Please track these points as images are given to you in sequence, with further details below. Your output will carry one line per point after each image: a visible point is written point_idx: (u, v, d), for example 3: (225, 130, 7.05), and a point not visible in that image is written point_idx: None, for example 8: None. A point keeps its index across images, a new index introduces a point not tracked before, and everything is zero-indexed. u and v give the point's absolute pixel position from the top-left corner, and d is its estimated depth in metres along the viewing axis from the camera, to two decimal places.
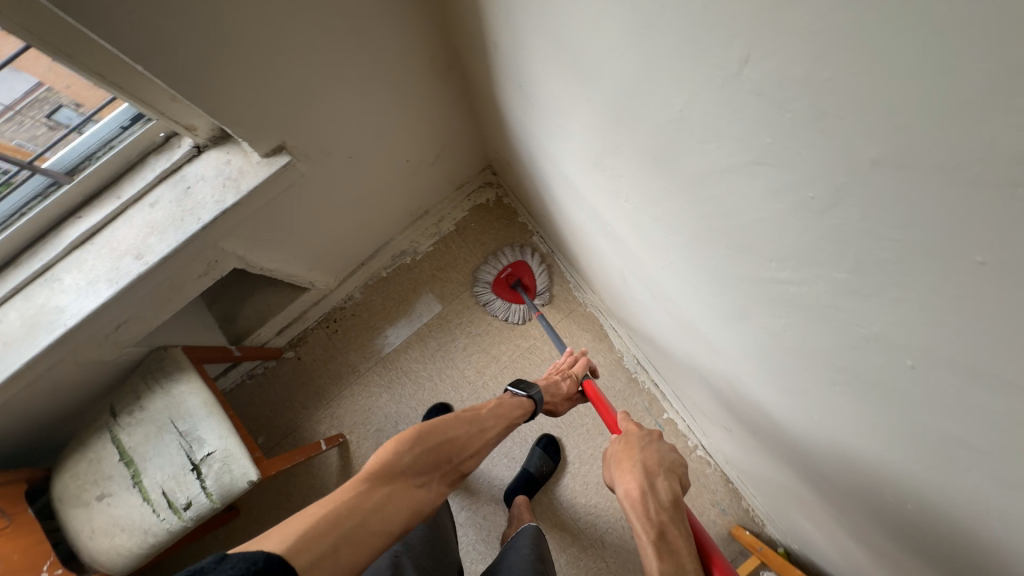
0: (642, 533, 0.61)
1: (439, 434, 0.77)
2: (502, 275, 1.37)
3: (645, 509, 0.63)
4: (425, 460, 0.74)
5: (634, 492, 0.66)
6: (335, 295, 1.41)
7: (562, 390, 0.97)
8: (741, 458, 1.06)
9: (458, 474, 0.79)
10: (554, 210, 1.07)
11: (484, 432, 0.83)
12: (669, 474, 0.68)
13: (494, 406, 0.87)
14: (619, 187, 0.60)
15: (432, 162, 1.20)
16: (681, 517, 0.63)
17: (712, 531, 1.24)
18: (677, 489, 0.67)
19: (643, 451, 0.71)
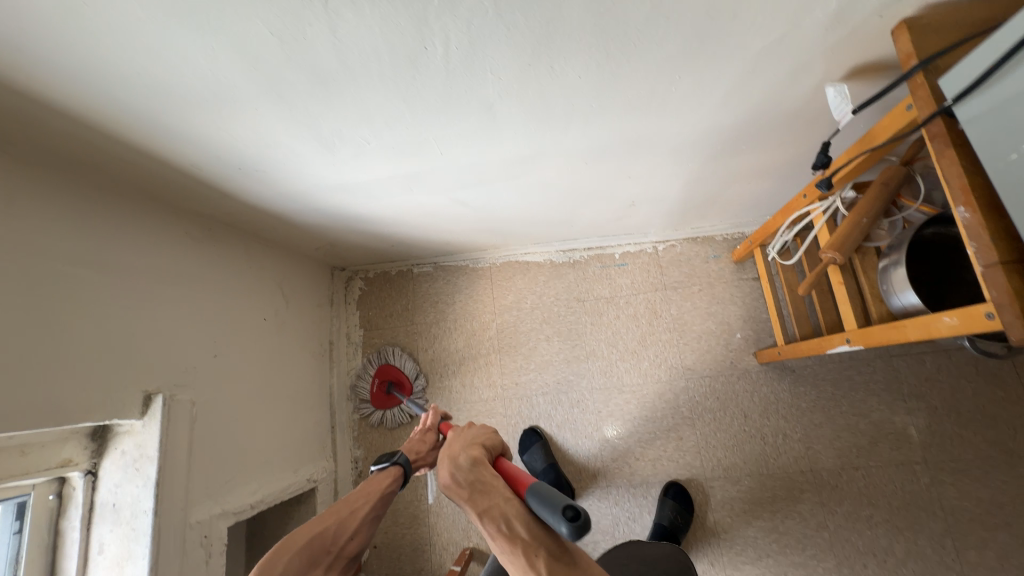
0: (461, 501, 0.62)
1: (305, 533, 0.65)
2: (374, 389, 1.39)
3: (460, 476, 0.64)
4: (297, 567, 0.62)
5: (448, 482, 0.64)
6: (344, 467, 1.37)
7: (423, 447, 0.90)
8: (666, 213, 1.19)
9: (344, 561, 0.69)
10: (388, 229, 1.16)
11: (353, 509, 0.72)
12: (468, 446, 0.71)
13: (363, 483, 0.77)
14: (352, 137, 0.70)
15: (286, 302, 1.23)
16: (486, 468, 0.65)
17: (729, 274, 1.33)
18: (483, 451, 0.70)
19: (454, 441, 0.73)
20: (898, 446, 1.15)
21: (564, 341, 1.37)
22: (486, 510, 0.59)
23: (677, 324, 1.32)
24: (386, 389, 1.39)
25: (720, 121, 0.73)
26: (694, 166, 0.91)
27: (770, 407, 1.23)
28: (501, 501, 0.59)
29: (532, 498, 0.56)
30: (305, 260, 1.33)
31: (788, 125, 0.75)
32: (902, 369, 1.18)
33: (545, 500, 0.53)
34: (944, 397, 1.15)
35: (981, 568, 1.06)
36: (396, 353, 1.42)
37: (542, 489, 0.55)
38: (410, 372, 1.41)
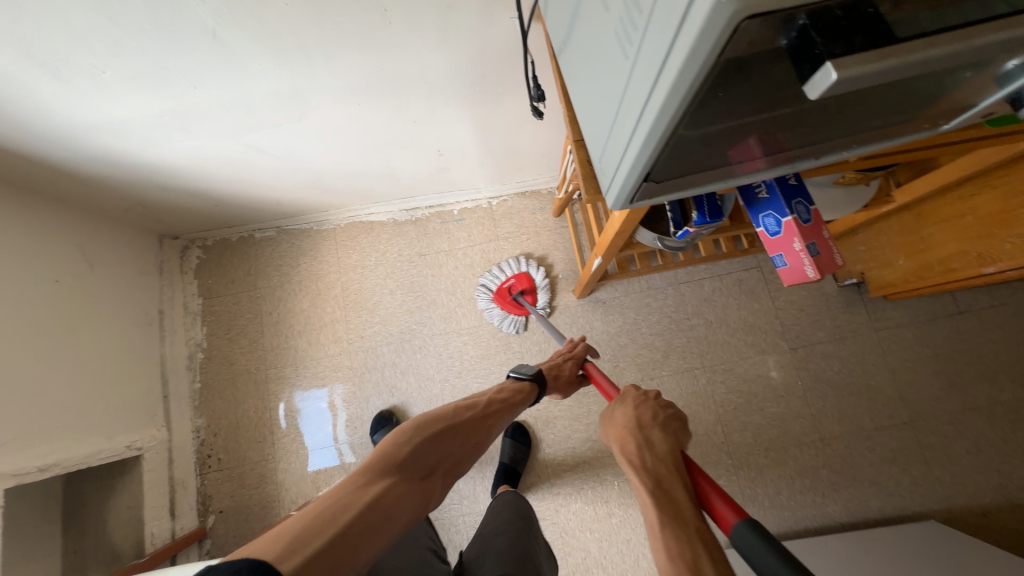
0: (639, 483, 0.63)
1: (439, 423, 0.81)
2: (504, 284, 1.39)
3: (644, 464, 0.66)
4: (424, 451, 0.76)
5: (633, 461, 0.67)
6: (182, 435, 1.34)
7: (566, 368, 1.03)
8: (481, 165, 1.30)
9: (460, 464, 0.81)
10: (199, 183, 1.14)
11: (484, 420, 0.87)
12: (661, 426, 0.73)
13: (497, 393, 0.93)
14: (82, 65, 0.71)
15: (92, 267, 1.17)
16: (679, 468, 0.65)
17: (553, 223, 1.49)
18: (671, 449, 0.68)
19: (636, 409, 0.76)
20: (684, 356, 1.37)
21: (407, 294, 1.45)
22: (667, 514, 0.58)
23: (509, 269, 1.45)
24: (513, 296, 1.38)
25: (454, 56, 0.83)
26: (471, 110, 1.02)
27: (586, 335, 1.39)
28: (690, 523, 0.57)
29: (745, 538, 0.51)
30: (117, 223, 1.26)
31: (516, 65, 0.87)
32: (687, 294, 1.41)
33: (762, 547, 0.49)
34: (717, 313, 1.39)
35: (742, 446, 1.30)
36: (536, 266, 1.41)
37: (771, 546, 0.49)
38: (540, 280, 1.39)
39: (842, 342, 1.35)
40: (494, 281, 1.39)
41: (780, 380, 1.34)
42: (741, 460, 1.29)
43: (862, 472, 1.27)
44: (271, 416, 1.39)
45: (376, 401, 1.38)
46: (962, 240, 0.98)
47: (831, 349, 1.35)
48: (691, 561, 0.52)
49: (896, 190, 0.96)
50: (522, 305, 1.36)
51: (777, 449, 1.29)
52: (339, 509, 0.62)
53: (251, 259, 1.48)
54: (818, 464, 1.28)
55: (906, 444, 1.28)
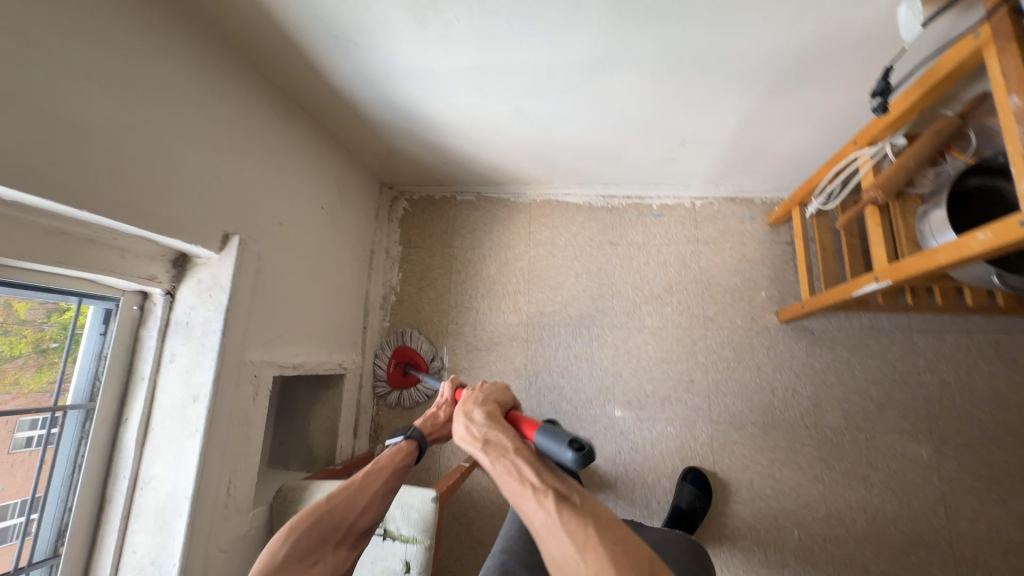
0: (474, 449, 0.75)
1: (313, 512, 0.77)
2: (391, 367, 1.44)
3: (476, 429, 0.77)
4: (307, 542, 0.75)
5: (463, 435, 0.78)
6: (370, 366, 1.46)
7: (442, 418, 0.96)
8: (713, 161, 1.22)
9: (355, 535, 0.81)
10: (447, 140, 1.22)
11: (363, 488, 0.82)
12: (484, 400, 0.83)
13: (371, 466, 0.85)
14: (443, 15, 0.77)
15: (341, 201, 1.32)
16: (499, 420, 0.79)
17: (763, 236, 1.37)
18: (494, 406, 0.82)
19: (467, 399, 0.85)
20: (906, 414, 1.18)
21: (592, 280, 1.43)
22: (496, 458, 0.72)
23: (704, 276, 1.37)
24: (403, 369, 1.45)
25: (789, 38, 0.76)
26: (753, 100, 0.95)
27: (784, 363, 1.27)
28: (507, 446, 0.73)
29: (542, 442, 0.68)
30: (361, 166, 1.40)
31: (852, 53, 0.78)
32: (920, 344, 1.21)
33: (552, 443, 0.66)
34: (958, 375, 1.18)
35: (969, 537, 1.09)
36: (411, 334, 1.47)
37: (552, 436, 0.67)
38: (427, 355, 1.44)
39: None
40: (382, 360, 1.46)
41: None
42: (966, 553, 1.08)
43: None
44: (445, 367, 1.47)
45: (546, 379, 1.38)
46: None
47: None
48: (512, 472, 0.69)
49: None
50: (412, 377, 1.43)
51: (1021, 553, 1.06)
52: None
53: (451, 218, 1.57)
54: None
55: None
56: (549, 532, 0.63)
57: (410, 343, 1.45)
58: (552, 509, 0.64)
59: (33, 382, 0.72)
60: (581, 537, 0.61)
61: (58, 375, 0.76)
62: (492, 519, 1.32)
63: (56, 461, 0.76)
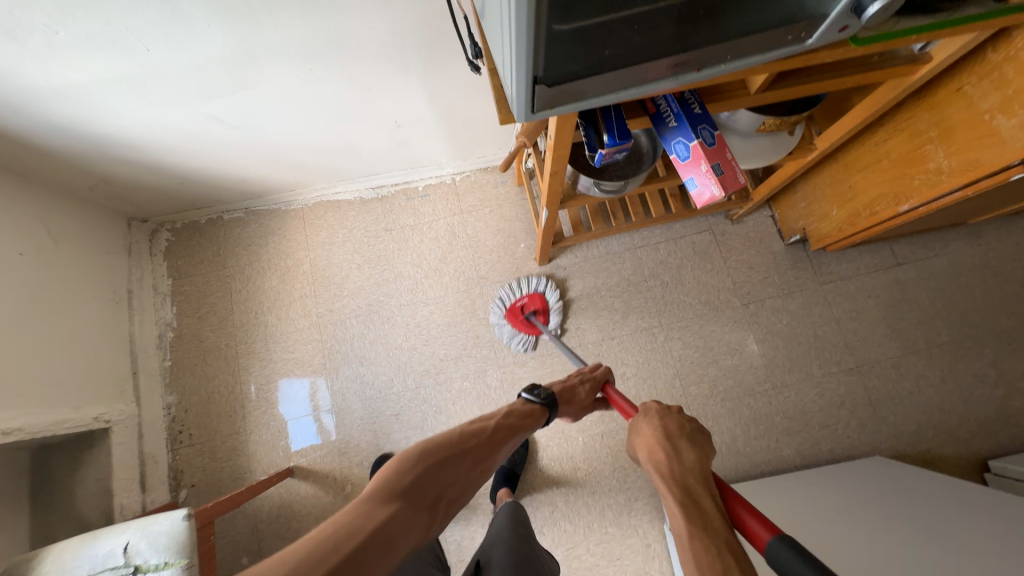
0: (668, 492, 0.66)
1: (445, 450, 0.76)
2: (517, 303, 1.40)
3: (672, 475, 0.69)
4: (429, 480, 0.71)
5: (658, 466, 0.71)
6: (152, 412, 1.35)
7: (577, 390, 1.01)
8: (440, 137, 1.35)
9: (466, 493, 0.75)
10: (164, 157, 1.18)
11: (490, 445, 0.82)
12: (688, 438, 0.75)
13: (505, 420, 0.88)
14: (34, 26, 0.75)
15: (59, 243, 1.20)
16: (710, 483, 0.67)
17: (515, 195, 1.55)
18: (704, 459, 0.71)
19: (664, 420, 0.78)
20: (642, 315, 1.43)
21: (374, 268, 1.49)
22: (695, 524, 0.60)
23: (473, 241, 1.51)
24: (527, 314, 1.39)
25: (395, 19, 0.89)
26: (420, 77, 1.07)
27: (549, 299, 1.45)
28: (718, 528, 0.60)
29: (779, 553, 0.54)
30: (82, 203, 1.28)
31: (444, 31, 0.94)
32: (643, 257, 1.47)
33: (791, 555, 0.53)
34: (672, 274, 1.46)
35: (699, 398, 1.36)
36: (549, 285, 1.42)
37: (808, 553, 0.52)
38: (556, 303, 1.40)
39: (791, 296, 1.42)
40: (509, 296, 1.40)
41: (734, 334, 1.40)
42: (698, 410, 1.35)
43: (811, 417, 1.33)
44: (242, 390, 1.41)
45: (348, 371, 1.42)
46: (884, 182, 1.06)
47: (780, 302, 1.42)
48: (722, 569, 0.55)
49: (817, 138, 1.04)
50: (535, 326, 1.37)
51: (732, 398, 1.35)
52: (337, 540, 0.57)
53: (221, 238, 1.51)
54: (771, 411, 1.34)
55: (852, 388, 1.35)
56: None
57: (533, 284, 1.41)
58: None
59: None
60: None
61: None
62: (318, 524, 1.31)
63: None
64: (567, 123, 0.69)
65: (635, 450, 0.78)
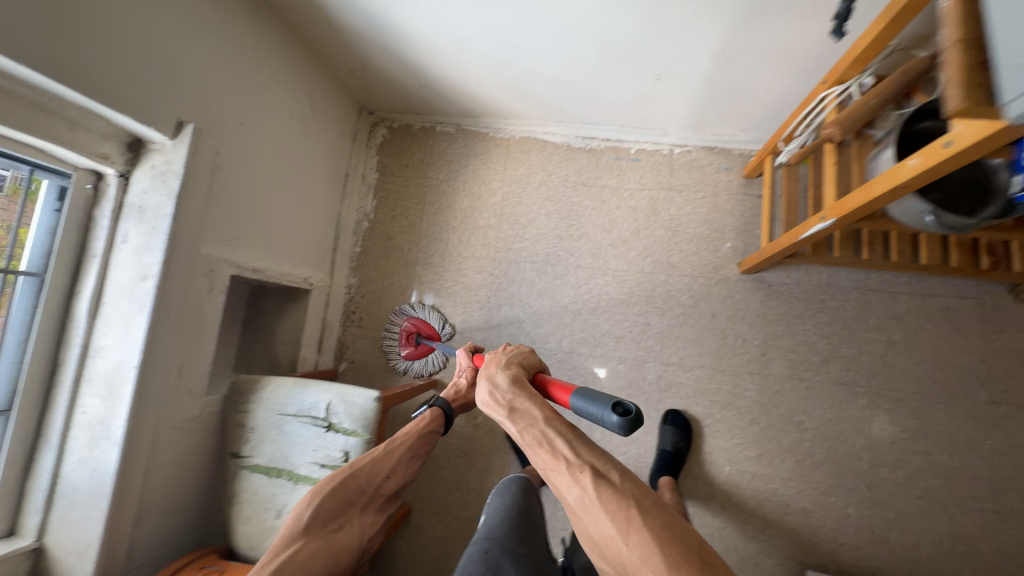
0: (498, 415, 0.72)
1: (340, 476, 0.86)
2: (406, 335, 1.41)
3: (495, 400, 0.73)
4: (334, 503, 0.84)
5: (486, 400, 0.75)
6: (337, 288, 1.49)
7: (462, 383, 1.09)
8: (689, 102, 1.20)
9: (378, 500, 0.91)
10: (420, 56, 1.19)
11: (388, 454, 0.93)
12: (504, 366, 0.79)
13: (401, 431, 0.97)
14: None
15: (314, 115, 1.31)
16: (522, 385, 0.74)
17: (735, 187, 1.36)
18: (519, 370, 0.77)
19: (490, 364, 0.81)
20: (847, 367, 1.21)
21: (562, 220, 1.43)
22: (520, 428, 0.68)
23: (672, 223, 1.37)
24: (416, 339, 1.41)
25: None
26: (725, 27, 0.92)
27: (739, 313, 1.29)
28: (539, 415, 0.68)
29: (579, 405, 0.64)
30: (336, 83, 1.38)
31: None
32: (873, 303, 1.22)
33: (587, 406, 0.62)
34: (905, 334, 1.20)
35: (887, 484, 1.14)
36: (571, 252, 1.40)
37: (592, 398, 0.62)
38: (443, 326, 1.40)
39: None
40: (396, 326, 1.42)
41: (964, 432, 1.13)
42: (881, 496, 1.14)
43: None
44: (410, 295, 1.49)
45: (507, 311, 1.41)
46: None
47: None
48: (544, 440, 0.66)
49: None
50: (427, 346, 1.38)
51: (932, 500, 1.12)
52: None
53: (429, 147, 1.56)
54: (980, 537, 1.09)
55: None
56: (584, 509, 0.60)
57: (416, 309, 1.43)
58: (589, 487, 0.60)
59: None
60: (623, 520, 0.57)
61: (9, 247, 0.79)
62: (444, 438, 1.39)
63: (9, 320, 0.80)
64: (994, 143, 0.53)
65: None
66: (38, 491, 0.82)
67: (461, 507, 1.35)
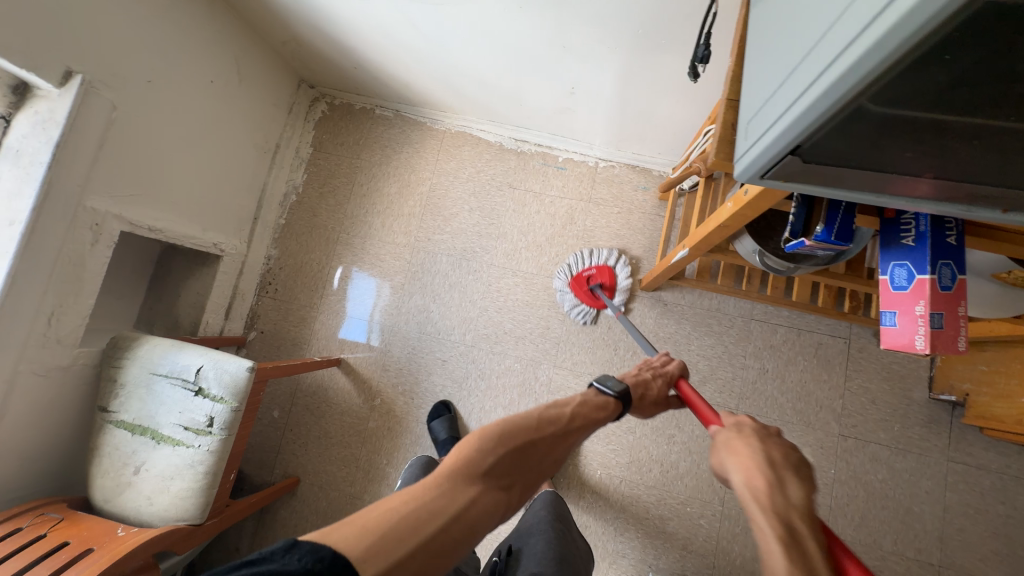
0: (757, 513, 0.52)
1: (516, 433, 0.69)
2: (586, 274, 1.36)
3: (767, 499, 0.53)
4: (505, 464, 0.66)
5: (744, 470, 0.58)
6: (255, 257, 1.50)
7: (652, 393, 0.87)
8: (606, 119, 1.24)
9: (540, 482, 0.70)
10: (349, 38, 1.20)
11: (570, 432, 0.75)
12: (795, 472, 0.57)
13: (580, 406, 0.78)
14: None
15: (241, 81, 1.30)
16: (820, 529, 0.51)
17: (650, 207, 1.41)
18: (805, 469, 0.58)
19: (761, 440, 0.62)
20: (722, 389, 1.28)
21: (483, 218, 1.47)
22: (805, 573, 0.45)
23: (586, 233, 1.42)
24: (592, 286, 1.34)
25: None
26: (623, 52, 0.96)
27: (633, 327, 1.35)
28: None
29: None
30: (270, 52, 1.37)
31: (693, 17, 0.81)
32: (755, 332, 1.30)
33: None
34: (777, 365, 1.28)
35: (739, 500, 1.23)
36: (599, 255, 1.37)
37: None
38: (624, 281, 1.34)
39: (902, 453, 1.20)
40: (578, 264, 1.37)
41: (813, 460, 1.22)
42: (731, 511, 1.22)
43: None
44: (328, 273, 1.51)
45: (418, 300, 1.45)
46: None
47: (884, 453, 1.21)
48: (788, 538, 0.49)
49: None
50: (600, 299, 1.33)
51: None
52: (377, 522, 0.54)
53: (366, 129, 1.56)
54: None
55: None
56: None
57: (612, 259, 1.36)
58: None
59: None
60: None
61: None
62: (341, 416, 1.42)
63: None
64: (779, 191, 0.57)
65: (720, 466, 0.63)
66: None
67: (348, 484, 1.38)
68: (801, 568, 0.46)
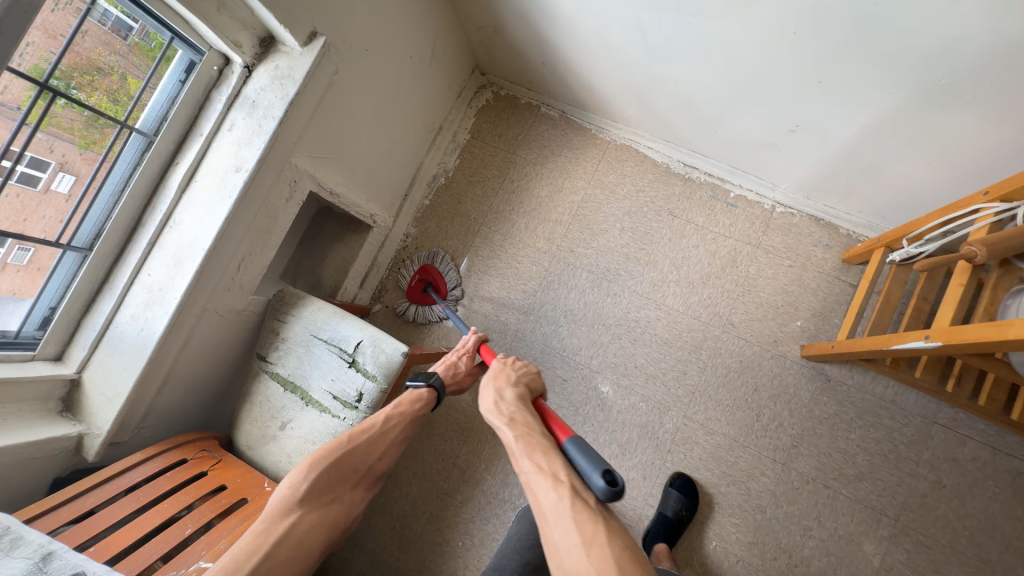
0: (498, 424, 0.83)
1: (335, 451, 0.85)
2: (415, 282, 1.45)
3: (501, 413, 0.84)
4: (326, 479, 0.83)
5: (490, 407, 0.86)
6: (396, 233, 1.51)
7: (461, 369, 1.05)
8: (815, 166, 1.11)
9: (370, 478, 0.90)
10: (554, 33, 1.16)
11: (382, 434, 0.90)
12: (516, 385, 0.91)
13: (392, 410, 0.93)
14: None
15: (431, 60, 1.29)
16: (524, 408, 0.86)
17: (828, 267, 1.26)
18: (525, 391, 0.90)
19: (510, 376, 0.93)
20: (882, 492, 1.12)
21: (634, 240, 1.38)
22: (517, 439, 0.78)
23: (748, 281, 1.29)
24: (424, 288, 1.46)
25: (983, 24, 0.65)
26: (893, 100, 0.83)
27: (783, 396, 1.21)
28: (535, 435, 0.79)
29: (570, 452, 0.75)
30: (459, 34, 1.36)
31: None
32: (936, 437, 1.12)
33: (577, 455, 0.73)
34: (958, 482, 1.09)
35: None
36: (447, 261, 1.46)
37: (587, 453, 0.72)
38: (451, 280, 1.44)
39: None
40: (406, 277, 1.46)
41: None
42: None
43: None
44: (461, 262, 1.49)
45: (547, 311, 1.39)
46: None
47: None
48: (524, 433, 0.80)
49: None
50: (431, 297, 1.44)
51: None
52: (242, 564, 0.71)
53: (528, 124, 1.52)
54: None
55: None
56: (557, 517, 0.67)
57: (437, 259, 1.46)
58: (565, 497, 0.69)
59: (108, 113, 0.80)
60: (589, 531, 0.65)
61: (132, 102, 0.83)
62: (447, 409, 1.40)
63: (111, 172, 0.84)
64: None
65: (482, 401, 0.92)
66: (88, 331, 0.88)
67: (442, 478, 1.37)
68: (545, 455, 0.75)
